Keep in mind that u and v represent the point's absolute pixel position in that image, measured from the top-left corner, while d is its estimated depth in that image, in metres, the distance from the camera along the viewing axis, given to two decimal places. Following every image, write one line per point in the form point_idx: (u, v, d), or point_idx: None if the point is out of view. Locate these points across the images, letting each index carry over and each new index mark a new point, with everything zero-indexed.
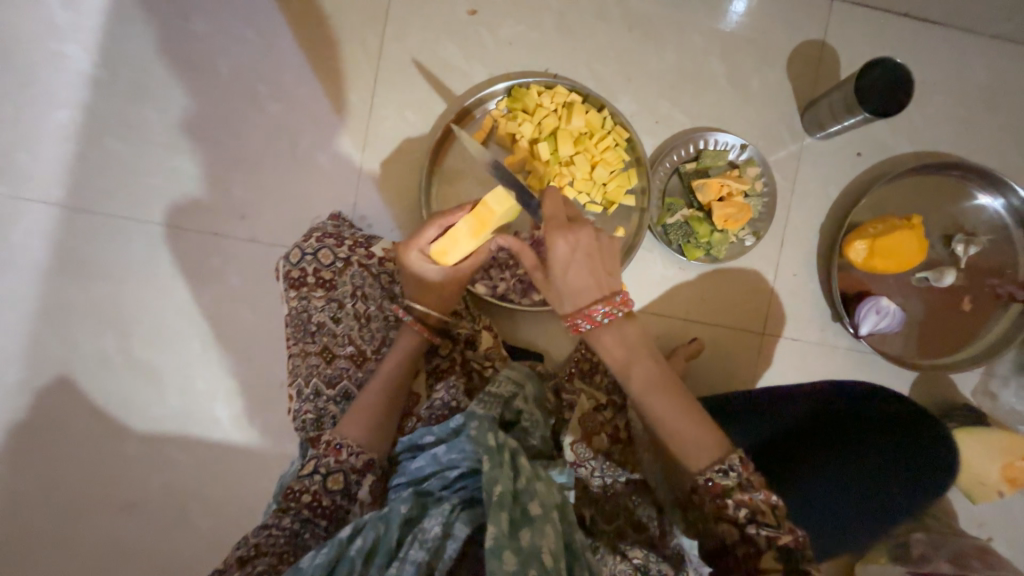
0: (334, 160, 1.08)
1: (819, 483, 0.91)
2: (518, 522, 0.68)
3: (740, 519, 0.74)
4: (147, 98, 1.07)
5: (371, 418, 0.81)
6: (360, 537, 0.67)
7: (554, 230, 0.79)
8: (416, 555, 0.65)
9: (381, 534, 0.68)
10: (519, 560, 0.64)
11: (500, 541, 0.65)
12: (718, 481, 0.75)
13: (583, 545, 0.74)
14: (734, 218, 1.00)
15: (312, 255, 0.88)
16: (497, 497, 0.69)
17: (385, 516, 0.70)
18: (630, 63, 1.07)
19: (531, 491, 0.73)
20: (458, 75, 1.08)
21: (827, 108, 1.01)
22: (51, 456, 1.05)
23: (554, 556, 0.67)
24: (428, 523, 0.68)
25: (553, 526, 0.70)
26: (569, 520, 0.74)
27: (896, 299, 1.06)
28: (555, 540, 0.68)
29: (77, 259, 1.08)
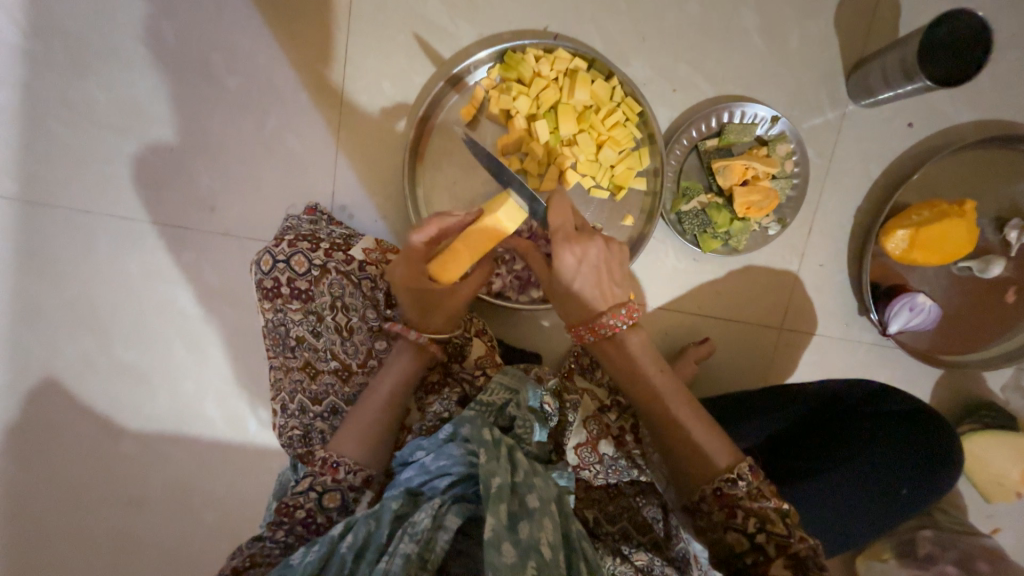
0: (307, 142, 0.95)
1: (847, 492, 0.79)
2: (516, 515, 0.65)
3: (749, 530, 0.68)
4: (90, 72, 0.94)
5: (369, 430, 0.74)
6: (350, 533, 0.64)
7: (556, 242, 0.72)
8: (407, 548, 0.62)
9: (372, 531, 0.65)
10: (518, 552, 0.61)
11: (498, 533, 0.62)
12: (727, 490, 0.69)
13: (582, 536, 0.70)
14: (757, 206, 0.89)
15: (284, 262, 0.78)
16: (495, 490, 0.66)
17: (376, 512, 0.67)
18: (645, 16, 0.90)
19: (529, 484, 0.70)
20: (442, 36, 0.92)
21: (878, 71, 0.86)
22: (50, 456, 1.04)
23: (553, 548, 0.64)
24: (418, 516, 0.66)
25: (551, 519, 0.67)
26: (567, 510, 0.72)
27: (934, 292, 0.96)
28: (554, 531, 0.66)
29: (39, 256, 0.99)
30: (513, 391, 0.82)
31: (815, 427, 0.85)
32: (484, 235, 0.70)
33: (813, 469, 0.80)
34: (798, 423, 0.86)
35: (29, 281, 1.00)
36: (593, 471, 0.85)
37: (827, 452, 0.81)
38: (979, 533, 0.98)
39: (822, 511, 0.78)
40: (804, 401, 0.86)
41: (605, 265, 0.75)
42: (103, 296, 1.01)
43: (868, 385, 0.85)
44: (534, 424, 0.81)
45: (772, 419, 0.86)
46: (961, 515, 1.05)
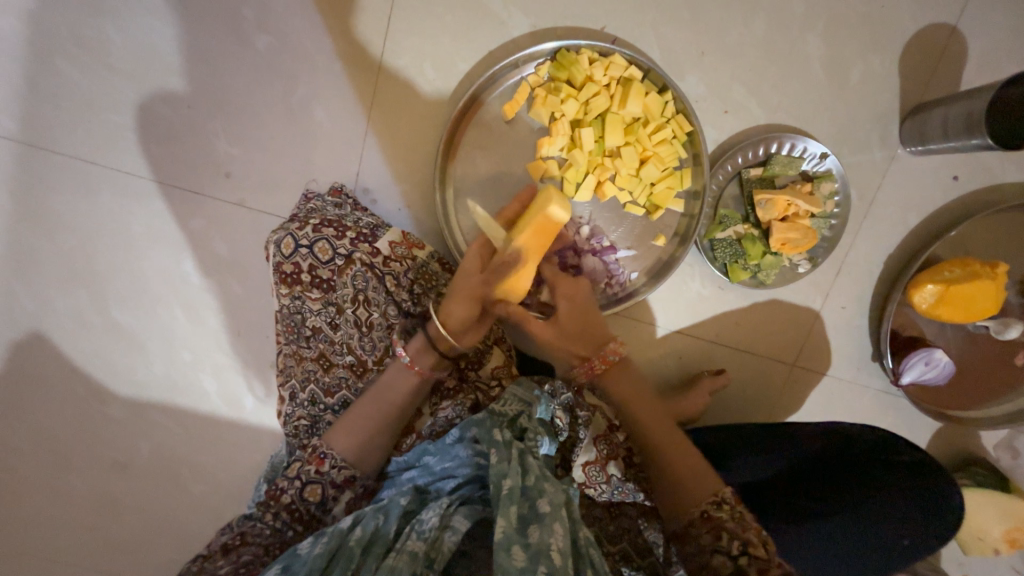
0: (334, 118, 0.90)
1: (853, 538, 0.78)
2: (526, 518, 0.66)
3: (733, 552, 0.68)
4: (106, 12, 0.86)
5: (363, 429, 0.71)
6: (359, 527, 0.65)
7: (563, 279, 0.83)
8: (415, 546, 0.62)
9: (380, 525, 0.66)
10: (527, 556, 0.60)
11: (508, 535, 0.62)
12: (714, 514, 0.72)
13: (590, 543, 0.70)
14: (794, 243, 0.87)
15: (307, 246, 0.73)
16: (506, 492, 0.67)
17: (385, 507, 0.69)
18: (706, 30, 0.86)
19: (539, 489, 0.70)
20: (490, 22, 0.86)
21: (937, 121, 0.84)
22: (36, 411, 1.01)
23: (565, 555, 0.63)
24: (427, 515, 0.67)
25: (562, 524, 0.66)
26: (576, 517, 0.73)
27: (948, 347, 0.96)
28: (565, 537, 0.65)
29: (34, 203, 0.93)
30: (525, 402, 0.82)
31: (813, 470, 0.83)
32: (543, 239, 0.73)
33: (821, 511, 0.79)
34: (807, 462, 0.84)
35: (23, 229, 0.94)
36: (598, 490, 0.83)
37: (834, 492, 0.80)
38: None
39: (822, 555, 0.77)
40: (815, 440, 0.85)
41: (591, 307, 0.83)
42: (101, 254, 0.96)
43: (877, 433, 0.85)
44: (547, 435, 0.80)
45: (783, 455, 0.85)
46: (937, 561, 1.08)
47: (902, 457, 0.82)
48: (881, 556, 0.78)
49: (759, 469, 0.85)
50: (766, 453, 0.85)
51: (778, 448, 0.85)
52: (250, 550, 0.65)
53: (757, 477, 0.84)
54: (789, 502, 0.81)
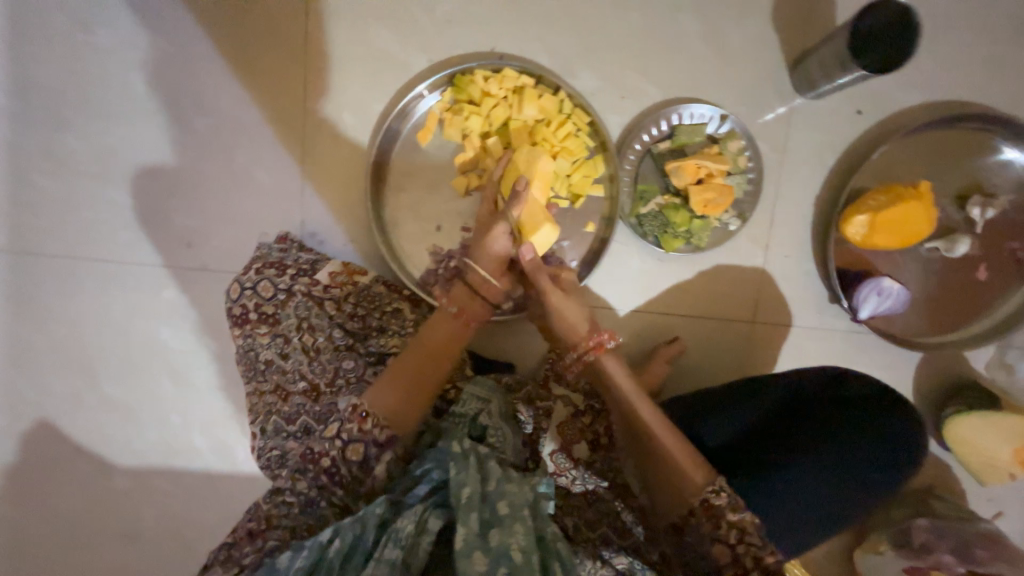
0: (274, 175, 0.99)
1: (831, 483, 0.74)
2: (488, 523, 0.66)
3: (730, 540, 0.69)
4: (67, 125, 0.99)
5: (401, 387, 0.72)
6: (337, 540, 0.64)
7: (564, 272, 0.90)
8: (392, 554, 0.63)
9: (357, 537, 0.65)
10: (489, 560, 0.62)
11: (469, 541, 0.63)
12: (712, 501, 0.69)
13: (557, 537, 0.70)
14: (714, 202, 0.90)
15: (251, 287, 0.84)
16: (466, 500, 0.67)
17: (362, 517, 0.66)
18: (587, 31, 0.94)
19: (501, 490, 0.70)
20: (395, 65, 0.96)
21: (817, 66, 0.88)
22: (49, 495, 1.07)
23: (527, 552, 0.65)
24: (402, 522, 0.65)
25: (523, 524, 0.68)
26: (542, 514, 0.71)
27: (902, 274, 0.96)
28: (526, 536, 0.66)
29: (27, 303, 1.03)
30: (484, 400, 0.84)
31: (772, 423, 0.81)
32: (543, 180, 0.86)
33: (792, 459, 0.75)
34: (775, 411, 0.82)
35: (20, 327, 1.04)
36: (570, 478, 0.85)
37: (800, 436, 0.77)
38: (976, 517, 0.95)
39: (799, 506, 0.74)
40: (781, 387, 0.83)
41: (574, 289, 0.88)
42: (90, 337, 1.05)
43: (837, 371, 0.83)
44: (507, 433, 0.82)
45: (751, 406, 0.82)
46: (958, 499, 1.03)
47: (863, 388, 0.81)
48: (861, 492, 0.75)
49: (725, 426, 0.82)
50: (733, 409, 0.83)
51: (743, 401, 0.83)
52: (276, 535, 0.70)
53: (725, 436, 0.82)
54: (760, 454, 0.77)
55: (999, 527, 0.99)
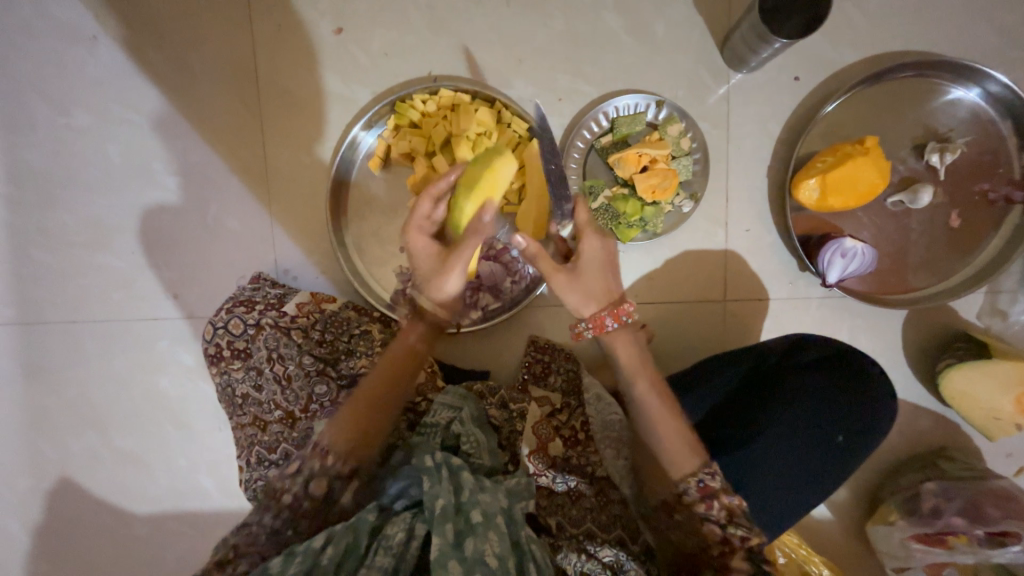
0: (245, 221, 1.05)
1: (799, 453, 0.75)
2: (462, 532, 0.66)
3: (720, 522, 0.68)
4: (56, 202, 1.07)
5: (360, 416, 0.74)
6: (331, 546, 0.65)
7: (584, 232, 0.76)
8: (382, 561, 0.64)
9: (350, 544, 0.67)
10: (465, 568, 0.62)
11: (444, 551, 0.63)
12: (706, 484, 0.69)
13: (532, 540, 0.70)
14: (660, 187, 0.90)
15: (223, 326, 0.91)
16: (439, 511, 0.67)
17: (354, 524, 0.69)
18: (516, 42, 0.97)
19: (475, 500, 0.70)
20: (342, 102, 1.02)
21: (741, 41, 0.89)
22: (76, 548, 1.14)
23: (502, 558, 0.65)
24: (392, 530, 0.68)
25: (497, 531, 0.67)
26: (516, 519, 0.71)
27: (870, 232, 0.94)
28: (501, 542, 0.66)
29: (39, 369, 1.11)
30: (455, 408, 0.86)
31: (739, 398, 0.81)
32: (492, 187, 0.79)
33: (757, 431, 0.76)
34: (740, 388, 0.82)
35: (35, 392, 1.12)
36: (551, 478, 0.85)
37: (765, 409, 0.77)
38: (988, 474, 0.91)
39: (772, 478, 0.74)
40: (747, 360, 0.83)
41: (613, 258, 0.78)
42: (98, 394, 1.12)
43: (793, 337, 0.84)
44: (482, 438, 0.84)
45: (715, 385, 0.83)
46: (972, 458, 0.97)
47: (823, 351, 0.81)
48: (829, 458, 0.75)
49: (695, 407, 0.82)
50: (701, 389, 0.83)
51: (709, 381, 0.84)
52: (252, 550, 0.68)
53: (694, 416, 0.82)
54: (727, 432, 0.78)
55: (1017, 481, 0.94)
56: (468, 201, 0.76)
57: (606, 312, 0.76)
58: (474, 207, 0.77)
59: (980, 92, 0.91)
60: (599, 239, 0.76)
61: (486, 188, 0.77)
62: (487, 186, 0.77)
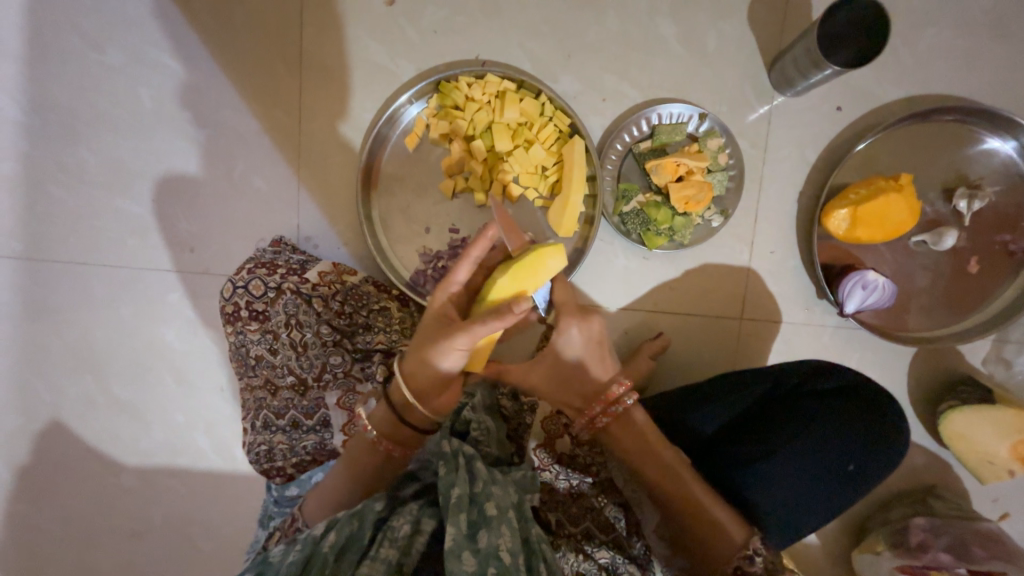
0: (271, 182, 1.04)
1: (801, 478, 0.76)
2: (475, 524, 0.66)
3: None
4: (80, 139, 1.05)
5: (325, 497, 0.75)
6: (332, 534, 0.63)
7: (565, 317, 0.79)
8: (387, 553, 0.64)
9: (354, 532, 0.65)
10: (478, 561, 0.61)
11: (458, 542, 0.62)
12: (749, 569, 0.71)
13: (542, 540, 0.71)
14: (694, 199, 0.91)
15: (244, 286, 0.90)
16: (455, 500, 0.67)
17: (359, 512, 0.67)
18: (567, 37, 0.97)
19: (488, 492, 0.71)
20: (385, 75, 1.01)
21: (792, 63, 0.89)
22: (61, 493, 1.12)
23: (514, 554, 0.64)
24: (398, 521, 0.67)
25: (510, 526, 0.67)
26: (527, 517, 0.73)
27: (891, 267, 0.95)
28: (514, 538, 0.66)
29: (43, 307, 1.09)
30: (469, 395, 0.88)
31: (757, 417, 0.83)
32: (531, 267, 0.72)
33: (764, 451, 0.77)
34: (753, 407, 0.84)
35: (35, 331, 1.09)
36: (555, 473, 0.85)
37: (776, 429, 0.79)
38: (977, 516, 0.93)
39: (778, 497, 0.76)
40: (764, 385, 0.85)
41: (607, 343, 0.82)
42: (99, 340, 1.10)
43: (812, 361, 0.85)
44: (492, 427, 0.86)
45: (731, 403, 0.84)
46: (961, 499, 1.00)
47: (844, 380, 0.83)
48: (832, 481, 0.76)
49: (708, 420, 0.84)
50: (711, 404, 0.85)
51: (721, 397, 0.85)
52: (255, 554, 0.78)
53: (703, 431, 0.85)
54: (737, 449, 0.80)
55: (1001, 526, 0.97)
56: (506, 279, 0.72)
57: (598, 406, 0.80)
58: (509, 285, 0.72)
59: (1014, 144, 0.93)
60: (579, 323, 0.79)
61: (528, 270, 0.72)
62: (529, 269, 0.72)
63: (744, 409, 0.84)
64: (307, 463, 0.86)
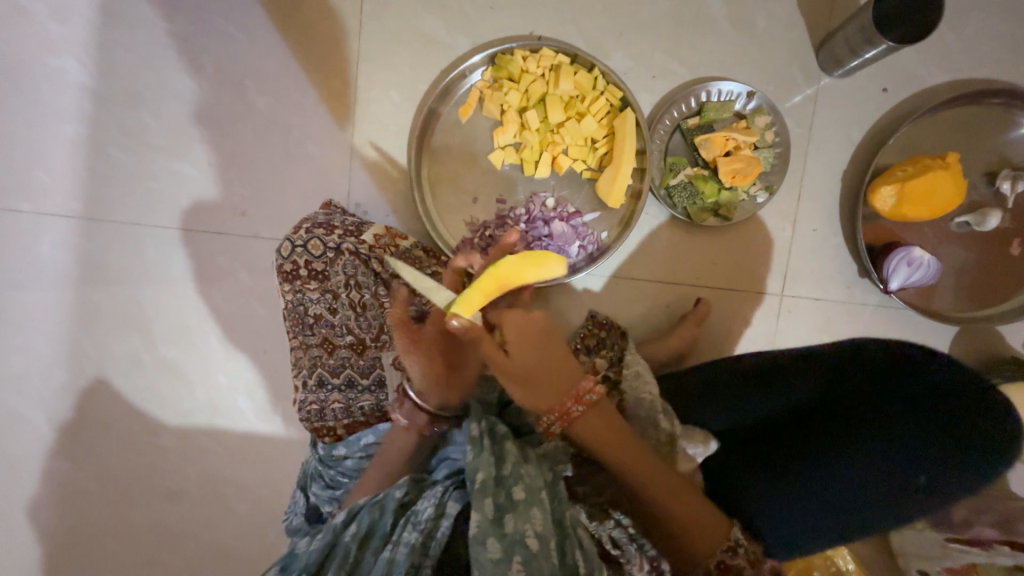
0: (325, 150, 1.07)
1: (850, 469, 0.78)
2: (502, 508, 0.65)
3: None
4: (143, 104, 1.08)
5: (372, 487, 0.79)
6: (353, 524, 0.68)
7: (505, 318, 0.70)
8: (410, 537, 0.66)
9: (376, 519, 0.69)
10: (503, 546, 0.61)
11: (483, 528, 0.62)
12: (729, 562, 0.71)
13: (577, 523, 0.68)
14: (742, 173, 0.93)
15: (302, 246, 0.93)
16: (480, 484, 0.66)
17: (380, 501, 0.71)
18: (619, 15, 1.00)
19: (517, 475, 0.69)
20: (440, 49, 1.04)
21: (843, 42, 0.92)
22: (102, 451, 1.14)
23: (543, 539, 0.63)
24: (422, 506, 0.69)
25: (540, 508, 0.66)
26: (560, 497, 0.69)
27: (934, 247, 0.96)
28: (544, 521, 0.64)
29: (98, 266, 1.12)
30: None
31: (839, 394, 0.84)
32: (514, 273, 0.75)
33: (815, 446, 0.80)
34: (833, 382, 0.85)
35: (87, 289, 1.12)
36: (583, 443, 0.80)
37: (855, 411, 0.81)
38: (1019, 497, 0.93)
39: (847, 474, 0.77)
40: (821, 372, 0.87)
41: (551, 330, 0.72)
42: (148, 300, 1.12)
43: (904, 349, 0.83)
44: None
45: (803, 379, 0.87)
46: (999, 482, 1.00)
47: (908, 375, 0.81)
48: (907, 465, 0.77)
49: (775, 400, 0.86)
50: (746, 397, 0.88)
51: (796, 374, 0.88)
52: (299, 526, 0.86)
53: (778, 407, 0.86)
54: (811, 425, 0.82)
55: None
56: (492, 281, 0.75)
57: (569, 402, 0.70)
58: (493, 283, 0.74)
59: None
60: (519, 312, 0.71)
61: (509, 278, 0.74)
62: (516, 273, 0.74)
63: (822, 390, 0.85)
64: (361, 423, 0.88)
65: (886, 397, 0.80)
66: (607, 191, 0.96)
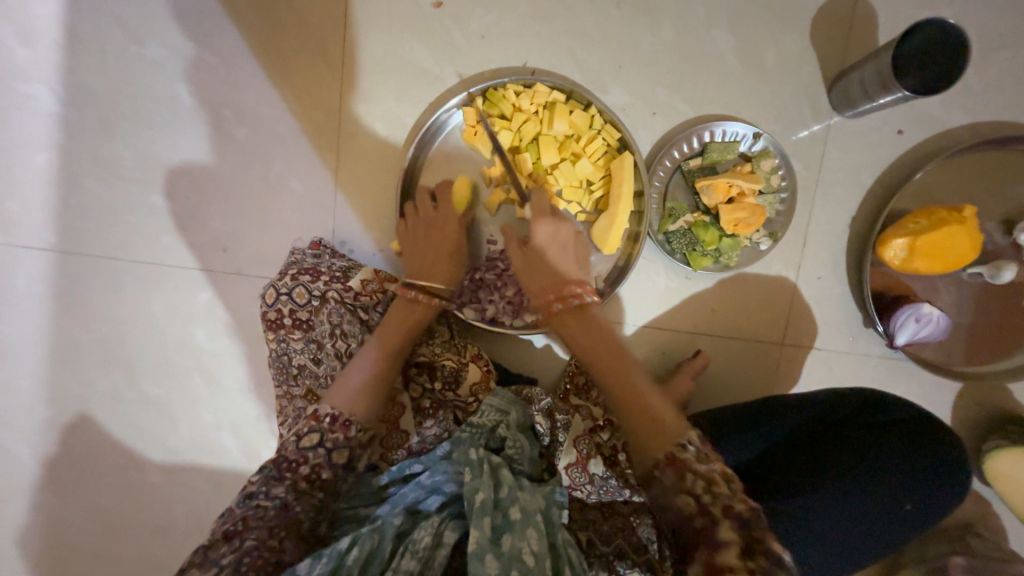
0: (308, 185, 1.02)
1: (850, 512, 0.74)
2: (499, 529, 0.68)
3: (697, 493, 0.59)
4: (116, 133, 1.03)
5: (357, 380, 0.77)
6: (356, 547, 0.65)
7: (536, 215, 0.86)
8: (408, 565, 0.65)
9: (375, 546, 0.67)
10: (501, 563, 0.63)
11: (482, 544, 0.64)
12: (678, 456, 0.62)
13: (569, 543, 0.71)
14: (745, 222, 0.88)
15: (287, 294, 0.89)
16: (479, 505, 0.69)
17: (379, 529, 0.70)
18: (619, 48, 0.94)
19: (513, 497, 0.73)
20: (428, 79, 0.98)
21: (857, 83, 0.86)
22: (87, 485, 1.12)
23: (538, 556, 0.66)
24: (420, 534, 0.68)
25: (535, 528, 0.70)
26: (554, 521, 0.73)
27: (944, 299, 0.92)
28: (539, 539, 0.68)
29: (75, 300, 1.08)
30: (502, 413, 0.85)
31: (815, 436, 0.81)
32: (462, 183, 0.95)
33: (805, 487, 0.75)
34: (810, 425, 0.83)
35: (65, 323, 1.09)
36: (585, 491, 0.85)
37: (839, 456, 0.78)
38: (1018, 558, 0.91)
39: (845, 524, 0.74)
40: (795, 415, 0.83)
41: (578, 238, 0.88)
42: (129, 335, 1.09)
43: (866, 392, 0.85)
44: (525, 445, 0.84)
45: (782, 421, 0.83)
46: (1000, 538, 0.97)
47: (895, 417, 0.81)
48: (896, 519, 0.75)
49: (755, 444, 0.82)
50: (754, 429, 0.83)
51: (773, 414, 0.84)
52: (254, 536, 0.64)
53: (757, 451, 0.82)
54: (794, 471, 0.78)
55: None
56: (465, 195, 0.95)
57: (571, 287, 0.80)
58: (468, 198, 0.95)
59: None
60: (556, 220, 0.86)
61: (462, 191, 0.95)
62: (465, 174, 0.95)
63: (791, 431, 0.82)
64: None
65: (874, 446, 0.78)
66: (602, 236, 0.91)
